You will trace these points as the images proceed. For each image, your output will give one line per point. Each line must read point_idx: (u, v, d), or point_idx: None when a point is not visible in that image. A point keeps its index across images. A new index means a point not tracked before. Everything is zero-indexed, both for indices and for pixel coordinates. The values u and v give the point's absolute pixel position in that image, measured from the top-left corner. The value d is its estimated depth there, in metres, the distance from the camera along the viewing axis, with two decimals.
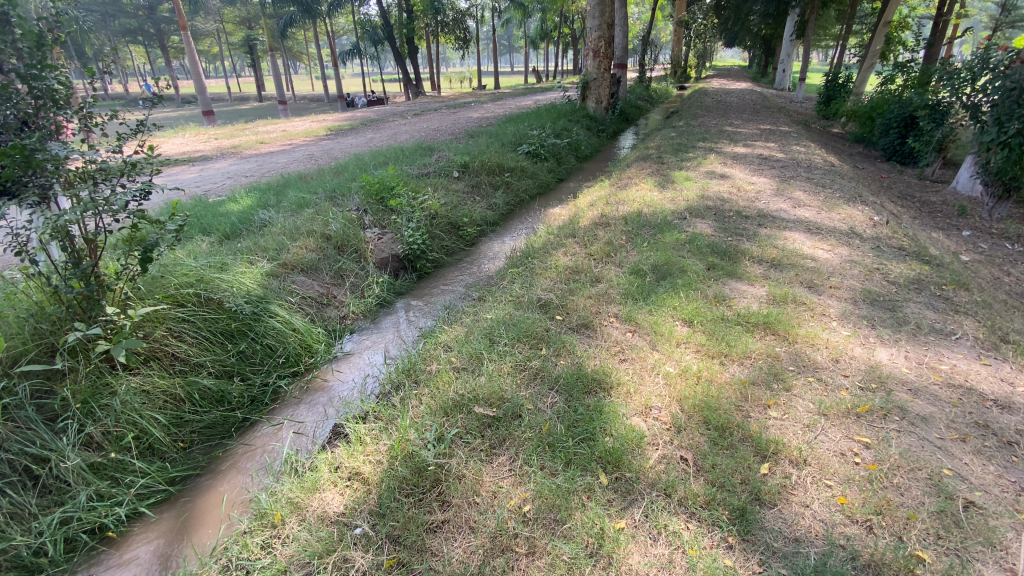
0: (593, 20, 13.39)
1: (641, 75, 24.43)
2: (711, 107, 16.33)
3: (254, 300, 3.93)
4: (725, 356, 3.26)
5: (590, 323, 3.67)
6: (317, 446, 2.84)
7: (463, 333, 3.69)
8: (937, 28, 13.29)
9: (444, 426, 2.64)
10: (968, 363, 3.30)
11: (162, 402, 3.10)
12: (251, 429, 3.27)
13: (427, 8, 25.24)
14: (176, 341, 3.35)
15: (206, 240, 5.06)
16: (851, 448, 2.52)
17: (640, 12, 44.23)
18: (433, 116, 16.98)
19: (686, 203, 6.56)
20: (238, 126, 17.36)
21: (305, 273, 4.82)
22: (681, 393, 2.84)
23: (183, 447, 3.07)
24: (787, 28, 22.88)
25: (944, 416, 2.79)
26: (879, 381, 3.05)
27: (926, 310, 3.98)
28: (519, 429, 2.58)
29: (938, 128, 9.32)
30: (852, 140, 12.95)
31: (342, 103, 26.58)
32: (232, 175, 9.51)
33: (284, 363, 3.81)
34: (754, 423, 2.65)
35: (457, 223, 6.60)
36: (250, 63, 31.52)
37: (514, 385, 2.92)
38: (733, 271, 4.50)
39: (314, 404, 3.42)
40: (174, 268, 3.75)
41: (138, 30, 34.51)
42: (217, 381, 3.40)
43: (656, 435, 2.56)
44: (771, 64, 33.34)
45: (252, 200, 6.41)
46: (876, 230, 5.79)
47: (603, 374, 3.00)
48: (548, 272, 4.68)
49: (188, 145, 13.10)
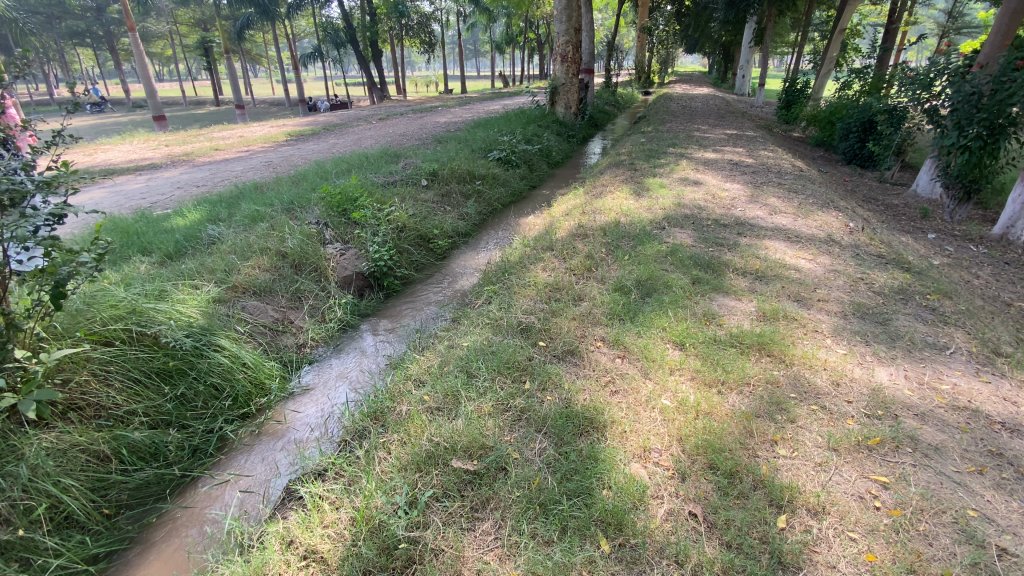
0: (560, 25, 13.25)
1: (608, 80, 24.51)
2: (678, 112, 16.46)
3: (196, 333, 3.45)
4: (723, 383, 3.01)
5: (576, 349, 3.37)
6: (270, 508, 2.45)
7: (437, 364, 3.33)
8: (889, 34, 13.68)
9: (418, 486, 2.27)
10: (968, 381, 3.15)
11: (82, 462, 2.61)
12: (191, 488, 2.81)
13: (391, 11, 24.69)
14: (100, 386, 2.86)
15: (145, 262, 4.54)
16: (870, 490, 2.29)
17: (604, 18, 45.11)
18: (400, 120, 16.54)
19: (663, 211, 6.39)
20: (192, 132, 16.41)
21: (258, 296, 4.35)
22: (681, 431, 2.57)
23: (107, 515, 2.59)
24: (745, 34, 23.44)
25: (957, 445, 2.59)
26: (884, 407, 2.86)
27: (916, 322, 3.85)
28: (504, 485, 2.24)
29: (897, 133, 9.50)
30: (814, 144, 13.18)
31: (304, 108, 25.76)
32: (182, 185, 8.87)
33: (231, 405, 3.34)
34: (763, 464, 2.40)
35: (427, 235, 6.24)
36: (206, 67, 30.12)
37: (496, 429, 2.59)
38: (719, 285, 4.30)
39: (268, 451, 3.01)
40: (100, 299, 3.25)
41: (85, 32, 32.21)
42: (151, 433, 2.91)
43: (660, 486, 2.26)
44: (731, 70, 34.27)
45: (201, 213, 5.89)
46: (853, 236, 5.72)
47: (595, 412, 2.70)
48: (526, 290, 4.37)
49: (135, 153, 12.29)
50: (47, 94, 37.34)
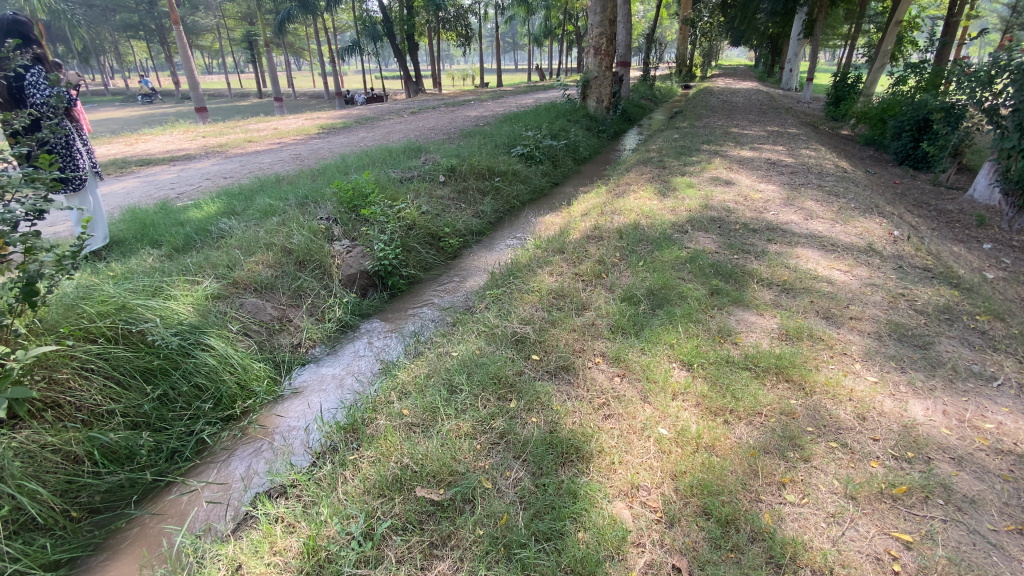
0: (594, 16, 12.79)
1: (646, 72, 23.71)
2: (717, 107, 15.75)
3: (184, 332, 3.40)
4: (730, 412, 2.71)
5: (571, 365, 3.13)
6: (233, 524, 2.38)
7: (424, 374, 3.16)
8: (950, 27, 12.63)
9: (376, 515, 2.14)
10: (1017, 420, 2.75)
11: (55, 463, 2.55)
12: (162, 494, 2.76)
13: (427, 4, 24.61)
14: (81, 384, 2.81)
15: (153, 255, 4.57)
16: (888, 550, 1.98)
17: (645, 10, 44.02)
18: (431, 114, 16.49)
19: (687, 214, 6.02)
20: (230, 123, 16.74)
21: (258, 293, 4.30)
22: (675, 467, 2.31)
23: (73, 519, 2.53)
24: (794, 26, 22.24)
25: (997, 497, 2.24)
26: (915, 447, 2.50)
27: (961, 347, 3.42)
28: (467, 521, 2.07)
29: (954, 132, 8.77)
30: (863, 142, 12.32)
31: (341, 100, 25.99)
32: (211, 175, 9.01)
33: (214, 407, 3.30)
34: (765, 511, 2.12)
35: (438, 233, 6.09)
36: (250, 60, 30.74)
37: (471, 453, 2.41)
38: (740, 298, 3.95)
39: (245, 457, 2.94)
40: (90, 295, 3.20)
41: (139, 26, 33.40)
42: (126, 435, 2.86)
43: (643, 532, 2.03)
44: (777, 64, 32.72)
45: (218, 206, 5.92)
46: (896, 246, 5.21)
47: (581, 440, 2.48)
48: (529, 296, 4.15)
49: (173, 143, 12.58)
50: (103, 84, 39.01)
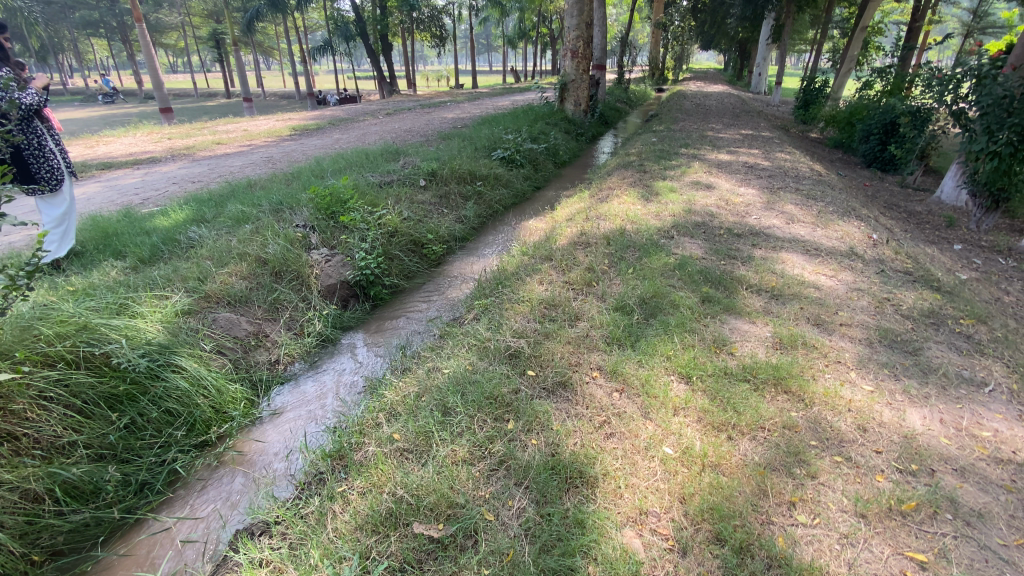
0: (571, 19, 12.76)
1: (622, 75, 23.90)
2: (692, 110, 15.94)
3: (153, 352, 3.16)
4: (733, 428, 2.64)
5: (569, 381, 3.02)
6: (210, 565, 2.21)
7: (413, 394, 3.00)
8: (912, 33, 13.07)
9: (370, 555, 2.00)
10: (1011, 427, 2.76)
11: (12, 503, 2.29)
12: (132, 532, 2.55)
13: (401, 5, 24.26)
14: (39, 415, 2.55)
15: (117, 267, 4.28)
16: (904, 571, 1.94)
17: (618, 13, 44.57)
18: (407, 116, 16.22)
19: (671, 218, 6.00)
20: (198, 124, 16.12)
21: (231, 307, 4.06)
22: (683, 489, 2.23)
23: (34, 564, 2.29)
24: (763, 31, 22.74)
25: (1003, 510, 2.22)
26: (918, 459, 2.47)
27: (949, 352, 3.45)
28: (470, 560, 1.94)
29: (920, 136, 9.02)
30: (832, 145, 12.63)
31: (312, 102, 25.41)
32: (178, 180, 8.62)
33: (187, 433, 3.08)
34: (779, 535, 2.05)
35: (421, 240, 5.92)
36: (217, 59, 29.83)
37: (470, 481, 2.29)
38: (732, 305, 3.91)
39: (222, 487, 2.76)
40: (48, 315, 2.93)
41: (99, 23, 32.11)
42: (90, 468, 2.61)
43: (656, 563, 1.93)
44: (745, 68, 33.54)
45: (186, 213, 5.61)
46: (876, 250, 5.28)
47: (586, 463, 2.38)
48: (519, 306, 4.03)
49: (137, 146, 12.02)
50: (62, 83, 37.39)
